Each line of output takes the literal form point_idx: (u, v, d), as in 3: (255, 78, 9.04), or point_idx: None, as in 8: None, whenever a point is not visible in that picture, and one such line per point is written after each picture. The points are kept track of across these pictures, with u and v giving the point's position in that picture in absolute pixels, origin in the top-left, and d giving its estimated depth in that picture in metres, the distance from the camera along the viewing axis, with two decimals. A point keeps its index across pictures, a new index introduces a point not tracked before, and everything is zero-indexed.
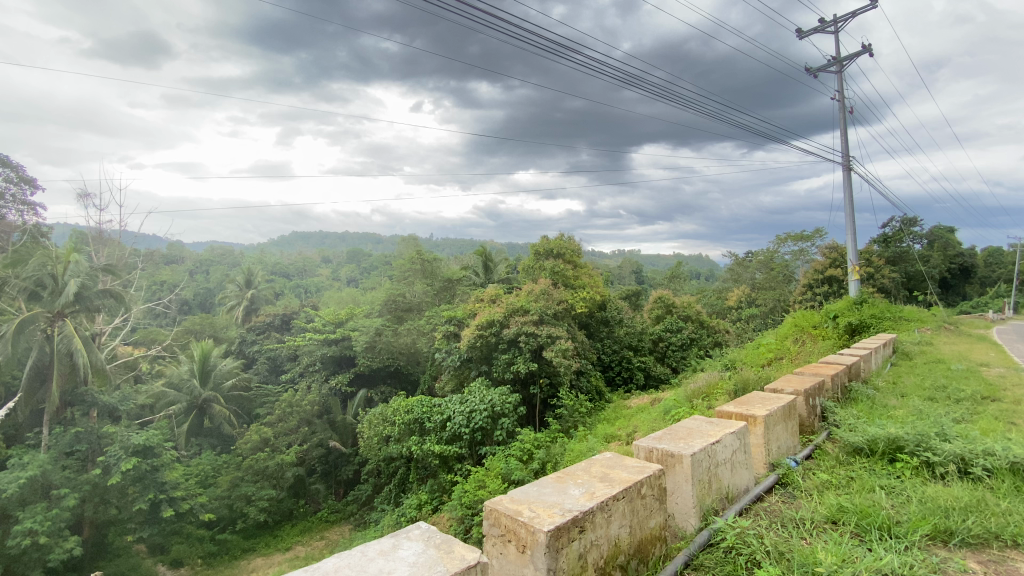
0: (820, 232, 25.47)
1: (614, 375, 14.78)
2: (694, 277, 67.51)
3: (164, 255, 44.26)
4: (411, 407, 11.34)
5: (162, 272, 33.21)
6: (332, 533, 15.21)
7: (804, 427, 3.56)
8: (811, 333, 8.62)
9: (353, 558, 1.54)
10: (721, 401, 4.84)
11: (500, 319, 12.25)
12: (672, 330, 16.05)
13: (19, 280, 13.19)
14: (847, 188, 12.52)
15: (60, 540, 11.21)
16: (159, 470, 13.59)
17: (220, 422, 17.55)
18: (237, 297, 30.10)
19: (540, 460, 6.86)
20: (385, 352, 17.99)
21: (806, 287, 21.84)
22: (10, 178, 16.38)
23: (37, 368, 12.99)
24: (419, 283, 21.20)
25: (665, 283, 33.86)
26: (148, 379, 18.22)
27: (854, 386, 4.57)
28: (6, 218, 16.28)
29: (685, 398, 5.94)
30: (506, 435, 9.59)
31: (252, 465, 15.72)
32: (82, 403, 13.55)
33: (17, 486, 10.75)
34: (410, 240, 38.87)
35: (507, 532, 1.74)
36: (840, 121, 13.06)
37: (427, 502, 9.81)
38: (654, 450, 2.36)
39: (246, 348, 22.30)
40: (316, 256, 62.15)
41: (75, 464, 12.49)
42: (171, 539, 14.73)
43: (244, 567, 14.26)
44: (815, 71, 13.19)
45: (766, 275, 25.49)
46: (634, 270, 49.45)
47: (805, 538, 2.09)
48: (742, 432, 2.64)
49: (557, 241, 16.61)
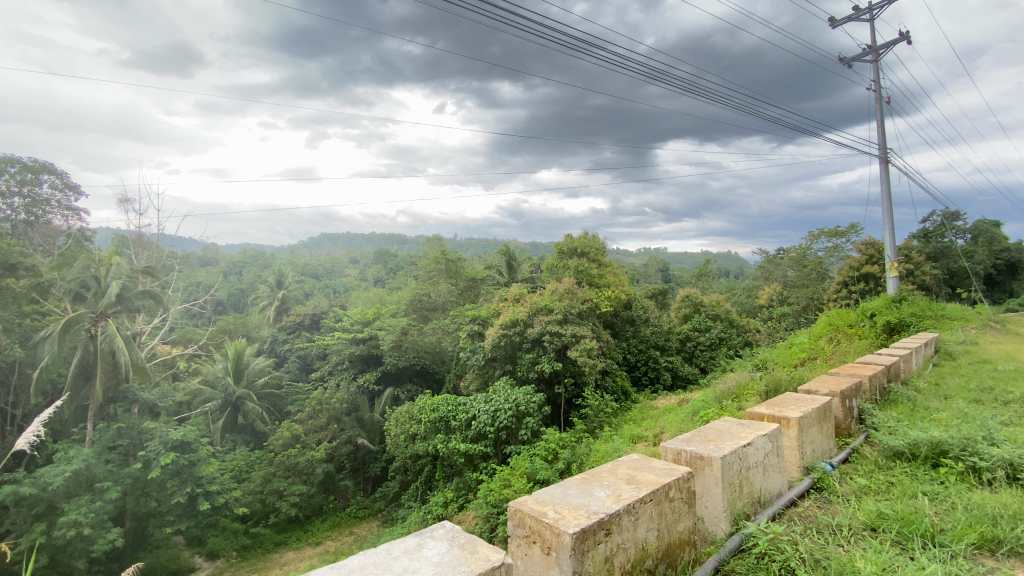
0: (856, 228, 24.48)
1: (641, 375, 14.59)
2: (725, 276, 65.90)
3: (199, 257, 45.88)
4: (437, 406, 11.41)
5: (198, 274, 34.29)
6: (361, 529, 15.44)
7: (841, 430, 3.42)
8: (847, 333, 8.27)
9: (378, 557, 1.53)
10: (752, 402, 4.72)
11: (524, 319, 12.21)
12: (701, 329, 15.75)
13: (64, 281, 13.75)
14: (884, 181, 12.07)
15: (103, 532, 11.67)
16: (196, 465, 14.26)
17: (253, 418, 18.09)
18: (269, 297, 30.90)
19: (566, 460, 6.82)
20: (411, 351, 18.12)
21: (841, 284, 21.14)
22: (56, 185, 17.06)
23: (82, 366, 13.56)
24: (444, 283, 21.29)
25: (692, 281, 33.34)
26: (185, 377, 18.85)
27: (894, 386, 4.39)
28: (50, 223, 16.87)
29: (715, 399, 5.83)
30: (531, 435, 9.59)
31: (284, 461, 16.13)
32: (124, 400, 14.19)
33: (64, 478, 11.22)
34: (434, 240, 39.17)
35: (533, 533, 1.71)
36: (876, 112, 12.61)
37: (453, 500, 9.86)
38: (683, 452, 2.31)
39: (278, 347, 22.88)
40: (344, 256, 63.43)
41: (118, 458, 13.01)
42: (208, 531, 15.27)
43: (276, 560, 14.64)
44: (848, 61, 12.78)
45: (798, 272, 24.69)
46: (661, 269, 48.75)
47: (842, 545, 2.00)
48: (776, 435, 2.55)
49: (581, 240, 16.52)
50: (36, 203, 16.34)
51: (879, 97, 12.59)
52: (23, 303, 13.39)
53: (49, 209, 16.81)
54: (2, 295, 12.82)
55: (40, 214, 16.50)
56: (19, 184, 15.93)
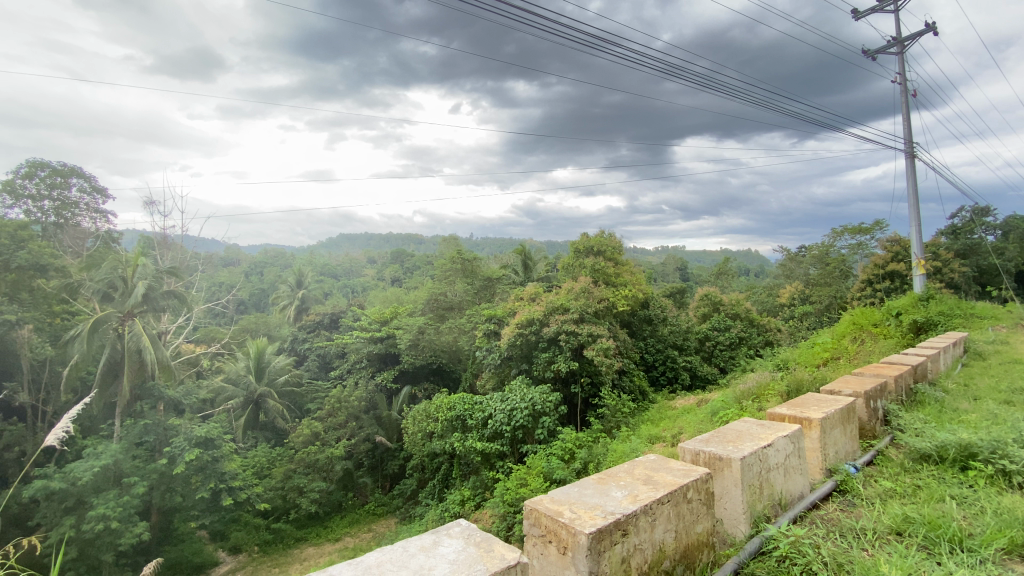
0: (880, 225, 23.88)
1: (658, 375, 14.44)
2: (745, 275, 64.73)
3: (222, 257, 46.82)
4: (453, 405, 11.45)
5: (220, 275, 34.98)
6: (379, 526, 15.57)
7: (865, 431, 3.34)
8: (871, 332, 8.06)
9: (395, 554, 1.54)
10: (773, 402, 4.63)
11: (540, 318, 12.19)
12: (720, 329, 15.54)
13: (93, 282, 14.16)
14: (910, 176, 11.74)
15: (130, 526, 11.98)
16: (219, 461, 14.57)
17: (274, 416, 18.41)
18: (289, 297, 31.38)
19: (582, 460, 6.78)
20: (428, 350, 18.19)
21: (865, 283, 20.66)
22: (84, 188, 17.54)
23: (110, 364, 13.95)
24: (461, 282, 21.27)
25: (711, 280, 32.93)
26: (208, 375, 19.27)
27: (921, 387, 4.26)
28: (79, 225, 17.40)
29: (734, 399, 5.74)
30: (548, 434, 9.57)
31: (304, 458, 16.39)
32: (150, 397, 14.55)
33: (92, 473, 11.55)
34: (449, 239, 39.31)
35: (548, 532, 1.70)
36: (902, 105, 12.27)
37: (469, 499, 9.90)
38: (701, 453, 2.27)
39: (298, 346, 23.25)
40: (362, 256, 64.08)
41: (145, 454, 13.36)
42: (231, 526, 15.59)
43: (297, 555, 14.89)
44: (872, 54, 12.45)
45: (821, 269, 24.16)
46: (679, 268, 48.27)
47: (866, 549, 1.95)
48: (797, 436, 2.50)
49: (598, 239, 16.44)
50: (65, 206, 16.90)
51: (904, 90, 12.26)
52: (53, 303, 13.81)
53: (78, 212, 17.35)
54: (34, 294, 13.26)
55: (69, 217, 16.99)
56: (49, 187, 16.47)
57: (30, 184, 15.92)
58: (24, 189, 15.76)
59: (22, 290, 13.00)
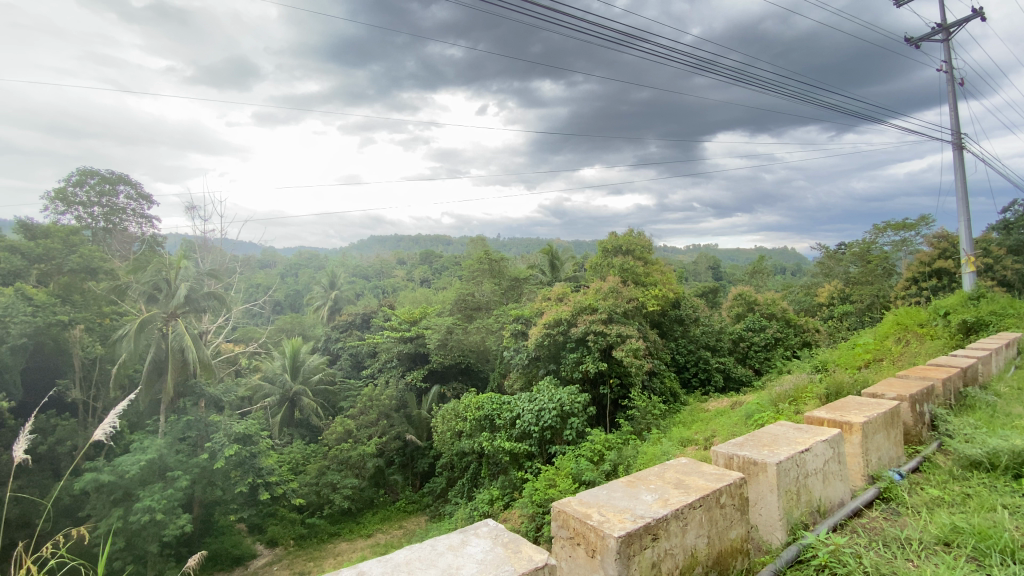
0: (926, 220, 22.80)
1: (690, 377, 14.16)
2: (779, 273, 63.01)
3: (259, 260, 48.47)
4: (481, 404, 11.51)
5: (258, 276, 36.13)
6: (409, 523, 15.76)
7: (910, 437, 3.18)
8: (917, 332, 7.71)
9: (423, 552, 1.55)
10: (811, 405, 4.46)
11: (568, 318, 12.13)
12: (755, 329, 15.10)
13: (140, 284, 14.90)
14: (959, 169, 11.16)
15: (173, 518, 12.49)
16: (256, 457, 15.15)
17: (308, 414, 18.90)
18: (323, 297, 32.17)
19: (612, 462, 6.71)
20: (457, 349, 18.32)
21: (910, 281, 19.77)
22: (132, 195, 18.38)
23: (155, 363, 14.58)
24: (488, 282, 21.29)
25: (745, 279, 32.15)
26: (246, 373, 19.94)
27: (972, 391, 4.02)
28: (127, 230, 18.21)
29: (770, 402, 5.55)
30: (577, 435, 9.51)
31: (337, 454, 16.78)
32: (193, 394, 15.18)
33: (139, 467, 12.09)
34: (476, 239, 39.48)
35: (577, 535, 1.68)
36: (948, 95, 11.68)
37: (498, 498, 9.93)
38: (735, 457, 2.21)
39: (331, 345, 23.81)
40: (392, 258, 65.29)
41: (187, 448, 13.93)
42: (268, 520, 16.04)
43: (331, 550, 15.23)
44: (915, 41, 11.89)
45: (861, 267, 23.25)
46: (711, 267, 47.34)
47: (911, 560, 1.85)
48: (837, 440, 2.39)
49: (626, 238, 16.27)
50: (113, 211, 17.73)
51: (951, 79, 11.67)
52: (103, 304, 14.42)
53: (126, 217, 18.17)
54: (85, 296, 13.99)
55: (117, 222, 17.87)
56: (99, 194, 17.41)
57: (81, 192, 16.84)
58: (76, 196, 16.77)
59: (74, 292, 13.74)
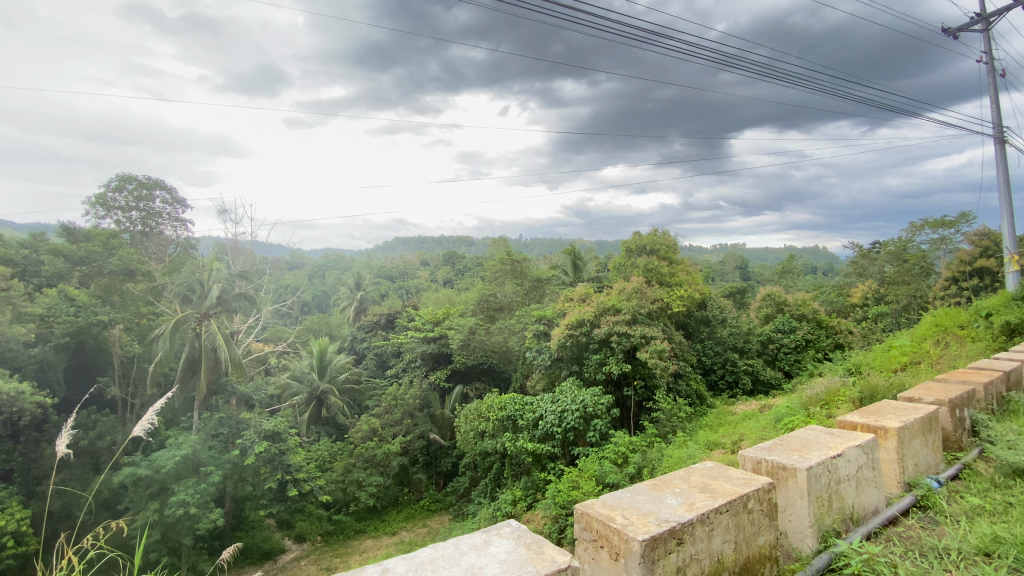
0: (967, 217, 21.88)
1: (717, 379, 13.91)
2: (810, 273, 61.42)
3: (288, 262, 49.73)
4: (504, 405, 11.54)
5: (286, 277, 37.02)
6: (433, 521, 15.87)
7: (949, 443, 3.06)
8: (956, 334, 7.43)
9: (447, 550, 1.57)
10: (844, 408, 4.32)
11: (591, 319, 12.04)
12: (785, 331, 14.72)
13: (175, 285, 15.47)
14: (1000, 164, 10.66)
15: (207, 512, 12.85)
16: (285, 454, 15.49)
17: (335, 412, 19.25)
18: (349, 298, 32.75)
19: (636, 465, 6.62)
20: (480, 350, 18.42)
21: (949, 281, 19.01)
22: (167, 200, 19.00)
23: (190, 362, 15.01)
24: (510, 283, 21.33)
25: (774, 279, 31.39)
26: (275, 372, 20.46)
27: (1015, 396, 3.84)
28: (162, 234, 18.86)
29: (800, 406, 5.39)
30: (600, 437, 9.45)
31: (363, 452, 17.03)
32: (224, 392, 15.67)
33: (174, 462, 12.50)
34: (498, 240, 39.59)
35: (600, 537, 1.67)
36: (989, 87, 11.18)
37: (521, 499, 9.94)
38: (763, 462, 2.16)
39: (357, 345, 24.24)
40: (416, 258, 66.10)
41: (219, 445, 14.39)
42: (296, 516, 16.40)
43: (357, 546, 15.48)
44: (953, 33, 11.42)
45: (897, 266, 22.44)
46: (738, 267, 46.45)
47: (950, 572, 1.77)
48: (871, 446, 2.32)
49: (651, 238, 16.08)
50: (150, 216, 18.38)
51: (992, 70, 11.17)
52: (141, 305, 14.96)
53: (162, 221, 18.80)
54: (124, 297, 14.52)
55: (153, 226, 18.53)
56: (137, 199, 18.07)
57: (120, 196, 17.52)
58: (115, 202, 17.42)
59: (114, 293, 14.30)
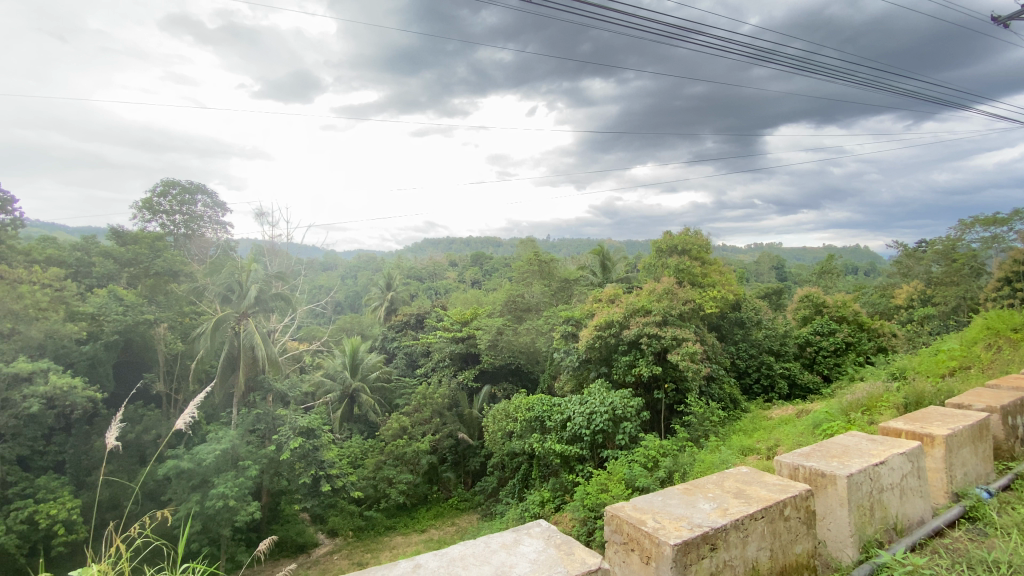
0: (1021, 213, 20.63)
1: (752, 383, 13.57)
2: (851, 274, 59.17)
3: (322, 263, 51.15)
4: (532, 405, 11.56)
5: (320, 278, 38.05)
6: (462, 520, 16.00)
7: (1000, 452, 2.90)
8: (1010, 337, 7.00)
9: (477, 548, 1.58)
10: (887, 415, 4.15)
11: (620, 320, 11.91)
12: (823, 333, 14.19)
13: (215, 286, 15.70)
14: None
15: (244, 505, 13.29)
16: (319, 450, 15.89)
17: (366, 410, 19.67)
18: (380, 298, 33.37)
19: (667, 469, 6.53)
20: (507, 350, 18.52)
21: (1002, 281, 17.87)
22: (208, 204, 19.81)
23: (230, 358, 15.52)
24: (538, 284, 21.31)
25: (812, 280, 30.36)
26: (309, 370, 21.03)
27: None
28: (204, 236, 19.68)
29: (840, 411, 5.21)
30: (630, 440, 9.35)
31: (393, 450, 17.30)
32: (261, 388, 16.18)
33: (214, 456, 12.95)
34: (525, 241, 39.56)
35: (631, 540, 1.66)
36: None
37: (549, 500, 9.95)
38: (801, 468, 2.10)
39: (388, 344, 24.68)
40: (446, 258, 66.90)
41: (256, 440, 14.90)
42: (329, 511, 16.80)
43: (387, 542, 15.76)
44: (1005, 19, 10.77)
45: (946, 267, 21.32)
46: (774, 267, 45.15)
47: None
48: (916, 454, 2.23)
49: (682, 237, 15.76)
50: (192, 219, 19.21)
51: None
52: (184, 304, 15.63)
53: (203, 223, 19.62)
54: (168, 297, 15.23)
55: (195, 229, 19.37)
56: (179, 204, 18.88)
57: (165, 201, 18.37)
58: (160, 206, 18.25)
59: (159, 293, 15.04)
